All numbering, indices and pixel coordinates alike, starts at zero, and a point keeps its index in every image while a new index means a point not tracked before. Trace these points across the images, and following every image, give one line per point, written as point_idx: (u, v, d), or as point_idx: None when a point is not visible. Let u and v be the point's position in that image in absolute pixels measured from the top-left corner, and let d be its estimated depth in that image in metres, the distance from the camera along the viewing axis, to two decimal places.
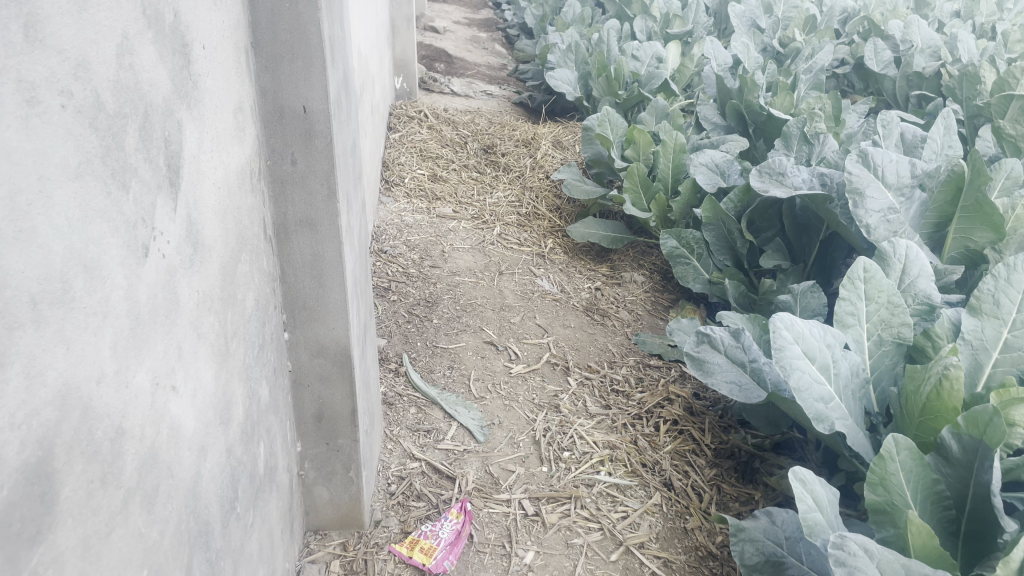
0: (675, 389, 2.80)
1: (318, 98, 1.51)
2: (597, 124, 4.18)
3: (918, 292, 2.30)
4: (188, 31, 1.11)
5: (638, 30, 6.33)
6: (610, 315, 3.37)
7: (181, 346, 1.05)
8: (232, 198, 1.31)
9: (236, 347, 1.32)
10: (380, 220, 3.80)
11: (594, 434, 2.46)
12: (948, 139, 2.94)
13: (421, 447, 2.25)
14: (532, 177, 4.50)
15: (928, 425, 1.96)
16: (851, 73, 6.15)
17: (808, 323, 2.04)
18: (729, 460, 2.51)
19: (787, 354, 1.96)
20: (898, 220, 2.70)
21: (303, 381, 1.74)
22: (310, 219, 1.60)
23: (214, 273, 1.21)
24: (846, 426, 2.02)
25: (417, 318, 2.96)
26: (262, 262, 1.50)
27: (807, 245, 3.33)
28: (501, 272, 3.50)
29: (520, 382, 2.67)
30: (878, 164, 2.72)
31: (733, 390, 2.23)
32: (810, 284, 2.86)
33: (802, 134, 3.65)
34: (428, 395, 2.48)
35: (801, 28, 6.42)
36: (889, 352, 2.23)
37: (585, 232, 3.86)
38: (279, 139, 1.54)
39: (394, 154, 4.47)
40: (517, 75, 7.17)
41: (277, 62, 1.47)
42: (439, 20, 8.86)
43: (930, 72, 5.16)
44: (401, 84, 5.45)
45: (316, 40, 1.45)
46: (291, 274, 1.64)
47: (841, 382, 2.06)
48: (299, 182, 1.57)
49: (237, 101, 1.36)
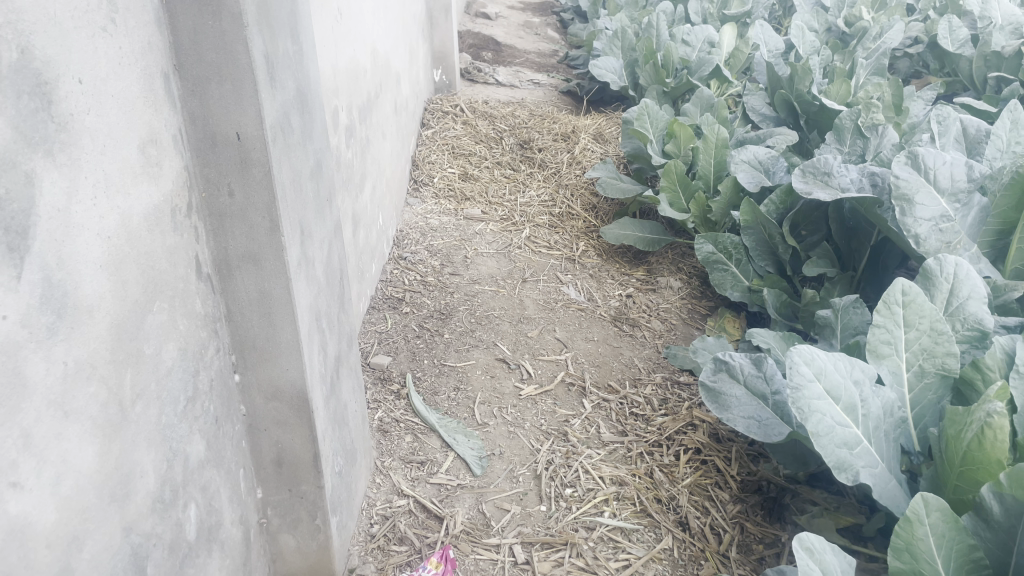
0: (700, 413, 2.58)
1: (252, 124, 1.35)
2: (635, 117, 3.94)
3: (967, 317, 2.04)
4: (49, 66, 0.96)
5: (692, 13, 5.99)
6: (640, 325, 3.16)
7: (31, 433, 0.92)
8: (136, 244, 1.17)
9: (144, 411, 1.19)
10: (404, 223, 3.67)
11: (602, 468, 2.27)
12: (1016, 135, 2.59)
13: (412, 482, 2.12)
14: (568, 174, 4.29)
15: (970, 475, 1.71)
16: (924, 53, 5.71)
17: (832, 357, 1.81)
18: (756, 495, 2.28)
19: (806, 394, 1.73)
20: (952, 229, 2.42)
21: (260, 425, 1.61)
22: (253, 254, 1.45)
23: (102, 335, 1.07)
24: (875, 475, 1.78)
25: (427, 332, 2.82)
26: (192, 305, 1.37)
27: (857, 251, 3.06)
28: (525, 279, 3.32)
29: (529, 406, 2.49)
30: (930, 167, 2.43)
31: (751, 426, 2.01)
32: (853, 298, 2.59)
33: (856, 128, 3.37)
34: (427, 422, 2.33)
35: (870, 6, 5.97)
36: (932, 385, 1.97)
37: (619, 234, 3.63)
38: (214, 170, 1.39)
39: (424, 152, 4.32)
40: (567, 61, 6.92)
41: (204, 85, 1.32)
42: (491, 5, 8.62)
43: (1009, 52, 4.70)
44: (440, 76, 5.29)
45: (244, 59, 1.29)
46: (238, 313, 1.51)
47: (870, 423, 1.82)
48: (238, 214, 1.42)
49: (148, 133, 1.22)
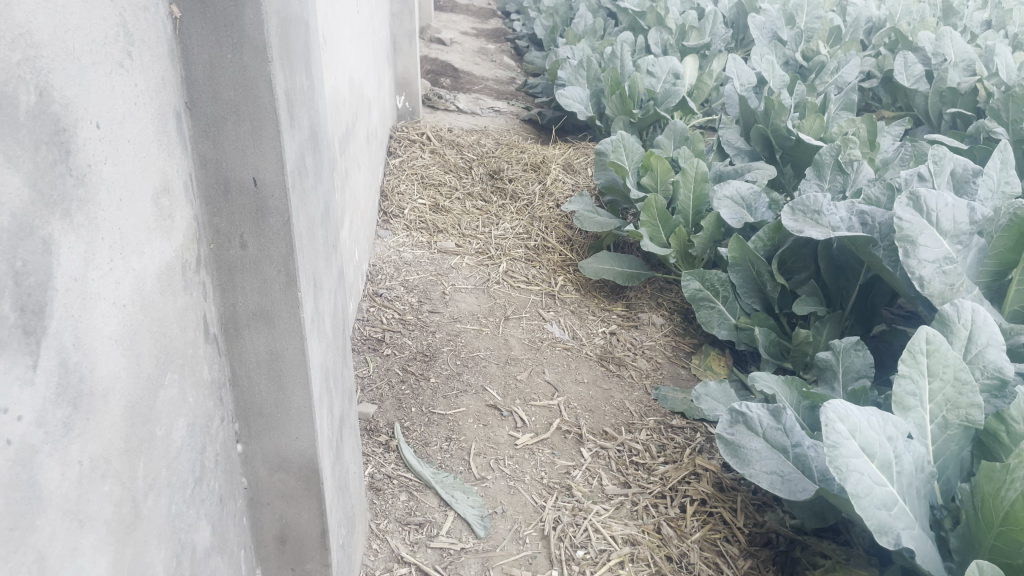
0: (702, 461, 2.48)
1: (271, 168, 1.20)
2: (611, 149, 3.86)
3: (987, 364, 1.97)
4: (67, 109, 0.81)
5: (653, 43, 5.96)
6: (627, 364, 3.07)
7: (46, 554, 0.76)
8: (149, 310, 1.02)
9: (156, 502, 1.03)
10: (376, 257, 3.51)
11: (611, 526, 2.16)
12: (1006, 175, 2.58)
13: (411, 547, 1.96)
14: (541, 206, 4.20)
15: (1012, 535, 1.65)
16: (878, 87, 5.78)
17: (865, 412, 1.73)
18: (767, 549, 2.18)
19: (843, 452, 1.65)
20: (955, 270, 2.33)
21: (263, 499, 1.45)
22: (265, 311, 1.29)
23: (117, 421, 0.91)
24: (913, 537, 1.70)
25: (412, 377, 2.67)
26: (200, 372, 1.21)
27: (845, 289, 3.01)
28: (508, 317, 3.20)
29: (527, 457, 2.37)
30: (932, 209, 2.34)
31: (774, 482, 1.92)
32: (853, 340, 2.53)
33: (836, 163, 3.28)
34: (422, 477, 2.17)
35: (825, 40, 6.01)
36: (955, 436, 1.91)
37: (598, 269, 3.53)
38: (226, 219, 1.24)
39: (393, 182, 4.18)
40: (526, 89, 6.86)
41: (219, 126, 1.18)
42: (445, 30, 8.53)
43: (965, 88, 4.67)
44: (403, 103, 5.16)
45: (266, 98, 1.15)
46: (245, 376, 1.35)
47: (904, 481, 1.75)
48: (250, 268, 1.27)
49: (160, 181, 1.07)
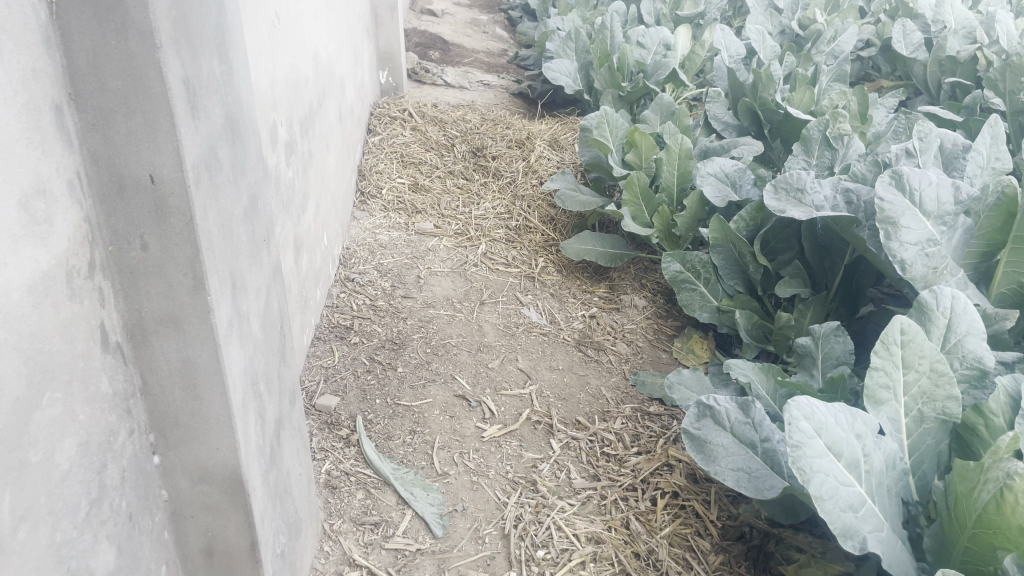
0: (677, 452, 2.40)
1: (168, 165, 1.10)
2: (595, 125, 3.73)
3: (966, 354, 1.88)
4: None
5: (645, 13, 5.78)
6: (606, 349, 2.98)
7: None
8: (16, 327, 0.98)
9: (30, 533, 1.01)
10: (351, 239, 3.42)
11: (576, 523, 2.09)
12: (996, 151, 2.42)
13: (365, 549, 1.90)
14: (524, 184, 4.09)
15: (984, 538, 1.57)
16: (877, 56, 5.60)
17: (832, 409, 1.64)
18: (739, 543, 2.11)
19: (807, 453, 1.56)
20: (939, 254, 2.15)
21: (186, 512, 1.37)
22: (173, 317, 1.20)
23: None
24: (880, 539, 1.62)
25: (379, 366, 2.58)
26: (98, 386, 1.15)
27: (830, 270, 2.91)
28: (483, 301, 3.11)
29: (493, 450, 2.30)
30: (915, 188, 2.17)
31: (741, 481, 1.85)
32: (833, 325, 2.44)
33: (824, 138, 3.15)
34: (381, 474, 2.10)
35: (823, 8, 5.82)
36: (931, 430, 1.82)
37: (579, 249, 3.42)
38: (124, 218, 1.15)
39: (371, 160, 4.08)
40: (517, 61, 6.71)
41: (109, 118, 1.08)
42: (438, 2, 8.34)
43: (964, 57, 4.51)
44: (386, 78, 5.03)
45: (158, 88, 1.05)
46: (158, 385, 1.26)
47: (873, 480, 1.66)
48: (154, 271, 1.18)
49: (31, 184, 1.01)
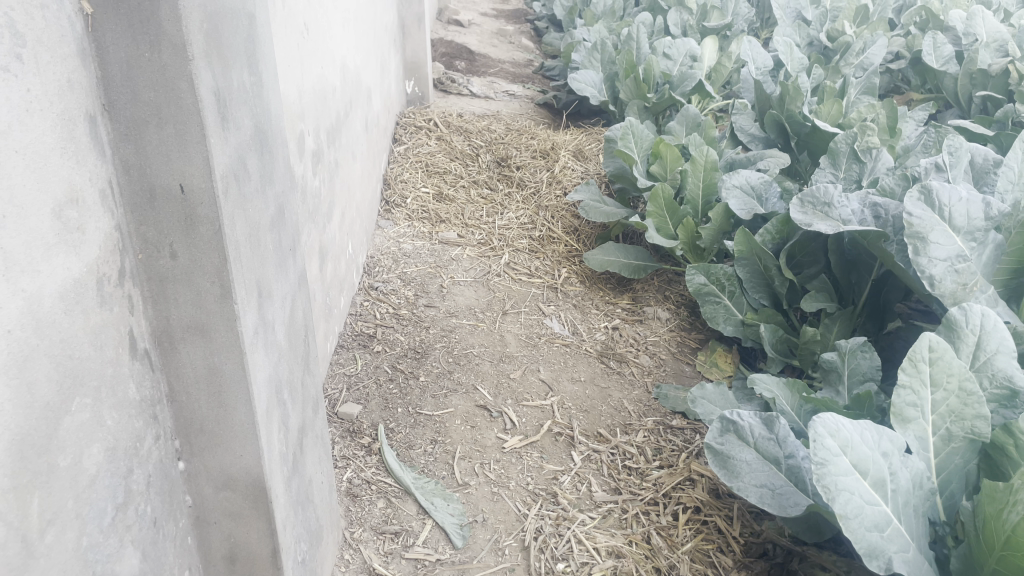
0: (699, 466, 2.38)
1: (198, 174, 1.12)
2: (619, 136, 3.72)
3: (996, 373, 1.85)
4: None
5: (671, 24, 5.76)
6: (628, 361, 2.96)
7: None
8: (48, 333, 0.99)
9: (57, 537, 1.02)
10: (375, 248, 3.44)
11: (597, 537, 2.08)
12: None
13: (385, 558, 1.90)
14: (548, 194, 4.09)
15: (1012, 561, 1.54)
16: (906, 68, 5.55)
17: (858, 426, 1.62)
18: (762, 561, 2.08)
19: (832, 471, 1.54)
20: (968, 270, 2.13)
21: (209, 518, 1.38)
22: (200, 325, 1.22)
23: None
24: (906, 560, 1.59)
25: (401, 375, 2.59)
26: (125, 393, 1.16)
27: (857, 285, 2.88)
28: (506, 311, 3.11)
29: (514, 461, 2.30)
30: (945, 204, 2.14)
31: (764, 497, 1.83)
32: (860, 341, 2.41)
33: (852, 152, 3.12)
34: (402, 483, 2.11)
35: (851, 19, 5.77)
36: (960, 449, 1.79)
37: (603, 260, 3.42)
38: (153, 226, 1.17)
39: (396, 170, 4.10)
40: (543, 71, 6.72)
41: (142, 128, 1.10)
42: (464, 12, 8.38)
43: (996, 70, 4.45)
44: (412, 88, 5.06)
45: (189, 99, 1.06)
46: (184, 392, 1.28)
47: (899, 499, 1.64)
48: (182, 279, 1.19)
49: (64, 193, 1.02)
